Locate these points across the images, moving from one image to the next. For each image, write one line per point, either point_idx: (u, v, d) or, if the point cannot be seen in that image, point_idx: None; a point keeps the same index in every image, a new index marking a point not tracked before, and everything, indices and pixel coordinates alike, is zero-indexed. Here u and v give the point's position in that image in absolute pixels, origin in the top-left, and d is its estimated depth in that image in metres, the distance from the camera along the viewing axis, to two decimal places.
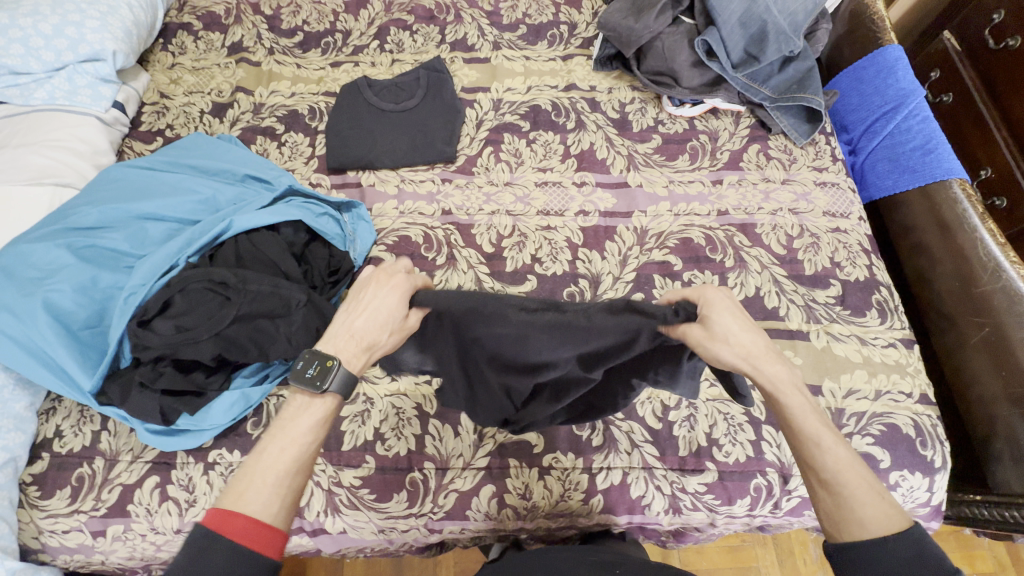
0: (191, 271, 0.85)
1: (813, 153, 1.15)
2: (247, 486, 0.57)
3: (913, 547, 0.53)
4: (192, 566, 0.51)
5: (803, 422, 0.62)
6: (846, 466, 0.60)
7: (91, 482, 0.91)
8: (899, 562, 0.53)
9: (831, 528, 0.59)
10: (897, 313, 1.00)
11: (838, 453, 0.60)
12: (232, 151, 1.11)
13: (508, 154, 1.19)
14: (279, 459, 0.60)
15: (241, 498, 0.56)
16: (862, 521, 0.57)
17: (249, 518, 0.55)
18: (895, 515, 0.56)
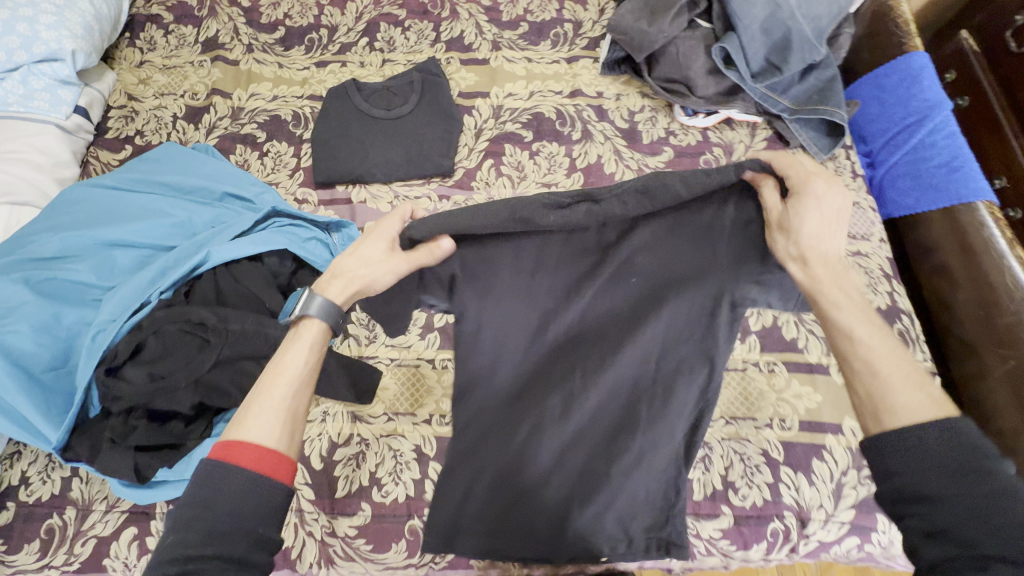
0: (164, 312, 0.77)
1: (833, 169, 1.09)
2: (245, 419, 0.62)
3: (944, 432, 0.51)
4: (204, 492, 0.55)
5: (845, 319, 0.63)
6: (880, 356, 0.60)
7: (62, 535, 0.84)
8: (929, 450, 0.51)
9: (867, 420, 0.58)
10: (919, 343, 0.95)
11: (878, 347, 0.60)
12: (207, 165, 1.02)
13: (510, 167, 1.11)
14: (272, 385, 0.64)
15: (241, 429, 0.60)
16: (893, 410, 0.56)
17: (252, 446, 0.59)
18: (932, 403, 0.54)
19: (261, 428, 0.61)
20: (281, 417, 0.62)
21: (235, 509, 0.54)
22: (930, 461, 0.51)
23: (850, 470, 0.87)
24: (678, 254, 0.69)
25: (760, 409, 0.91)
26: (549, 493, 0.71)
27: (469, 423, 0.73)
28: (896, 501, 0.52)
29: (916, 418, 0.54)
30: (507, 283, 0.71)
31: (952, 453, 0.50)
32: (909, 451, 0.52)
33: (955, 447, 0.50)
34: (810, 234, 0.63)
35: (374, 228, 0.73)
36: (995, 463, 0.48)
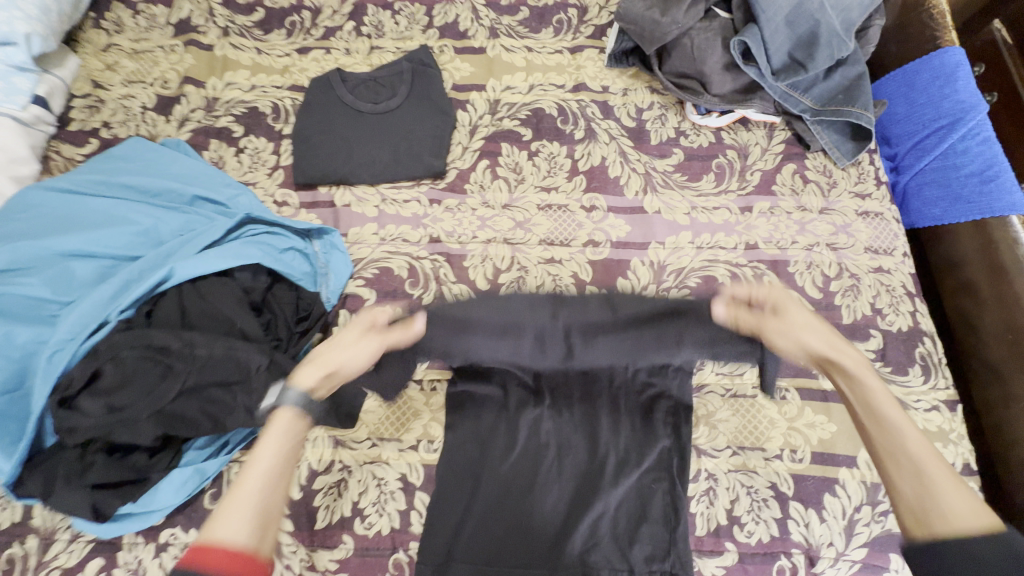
0: (123, 335, 0.71)
1: (855, 176, 1.01)
2: (215, 515, 0.55)
3: (1004, 548, 0.49)
4: None
5: (886, 411, 0.62)
6: (921, 450, 0.58)
7: (23, 566, 0.79)
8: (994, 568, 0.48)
9: (908, 524, 0.55)
10: (941, 369, 0.89)
11: (910, 434, 0.60)
12: (176, 164, 0.94)
13: (506, 169, 1.02)
14: (247, 480, 0.58)
15: (215, 529, 0.53)
16: (947, 512, 0.53)
17: (223, 549, 0.52)
18: (980, 512, 0.52)
19: (229, 526, 0.54)
20: (253, 512, 0.56)
21: None
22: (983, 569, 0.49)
23: (864, 506, 0.82)
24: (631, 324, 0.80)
25: (770, 439, 0.85)
26: (546, 510, 0.78)
27: (468, 445, 0.83)
28: None
29: (965, 527, 0.52)
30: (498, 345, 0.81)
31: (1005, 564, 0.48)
32: (969, 565, 0.49)
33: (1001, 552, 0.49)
34: (792, 330, 0.71)
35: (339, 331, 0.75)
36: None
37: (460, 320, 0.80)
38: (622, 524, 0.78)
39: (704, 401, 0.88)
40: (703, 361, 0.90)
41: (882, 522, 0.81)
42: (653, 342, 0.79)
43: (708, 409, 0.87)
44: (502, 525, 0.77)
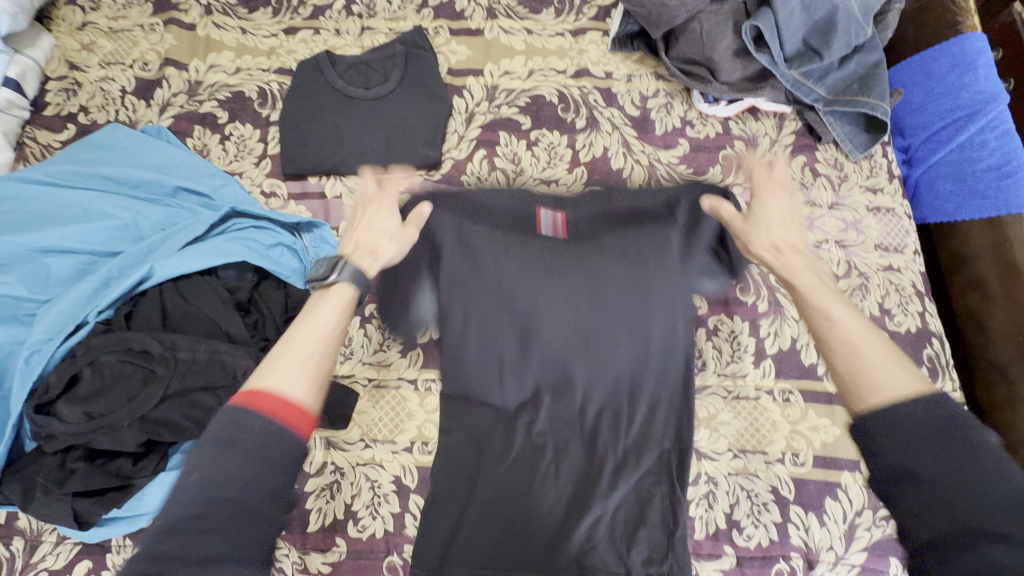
0: (100, 338, 0.68)
1: (866, 169, 0.97)
2: (272, 368, 0.57)
3: (923, 404, 0.48)
4: (221, 441, 0.49)
5: (822, 304, 0.63)
6: (856, 335, 0.58)
7: (9, 568, 0.77)
8: (922, 430, 0.47)
9: (848, 397, 0.54)
10: (949, 371, 0.87)
11: (841, 322, 0.60)
12: (157, 153, 0.89)
13: (504, 159, 0.98)
14: (304, 342, 0.60)
15: (270, 377, 0.56)
16: (876, 381, 0.53)
17: (277, 396, 0.53)
18: (915, 379, 0.51)
19: (286, 379, 0.56)
20: (306, 370, 0.58)
21: (261, 453, 0.49)
22: (911, 429, 0.47)
23: (865, 510, 0.80)
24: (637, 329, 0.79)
25: (772, 442, 0.83)
26: (545, 505, 0.75)
27: (463, 438, 0.79)
28: (885, 479, 0.48)
29: (893, 394, 0.51)
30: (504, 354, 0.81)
31: (930, 420, 0.47)
32: (897, 426, 0.48)
33: (931, 415, 0.47)
34: (761, 233, 0.73)
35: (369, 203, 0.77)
36: (976, 435, 0.45)
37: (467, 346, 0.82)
38: (625, 518, 0.73)
39: (707, 403, 0.85)
40: (705, 362, 0.87)
41: (883, 527, 0.80)
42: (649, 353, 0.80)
43: (710, 411, 0.85)
44: (495, 526, 0.74)
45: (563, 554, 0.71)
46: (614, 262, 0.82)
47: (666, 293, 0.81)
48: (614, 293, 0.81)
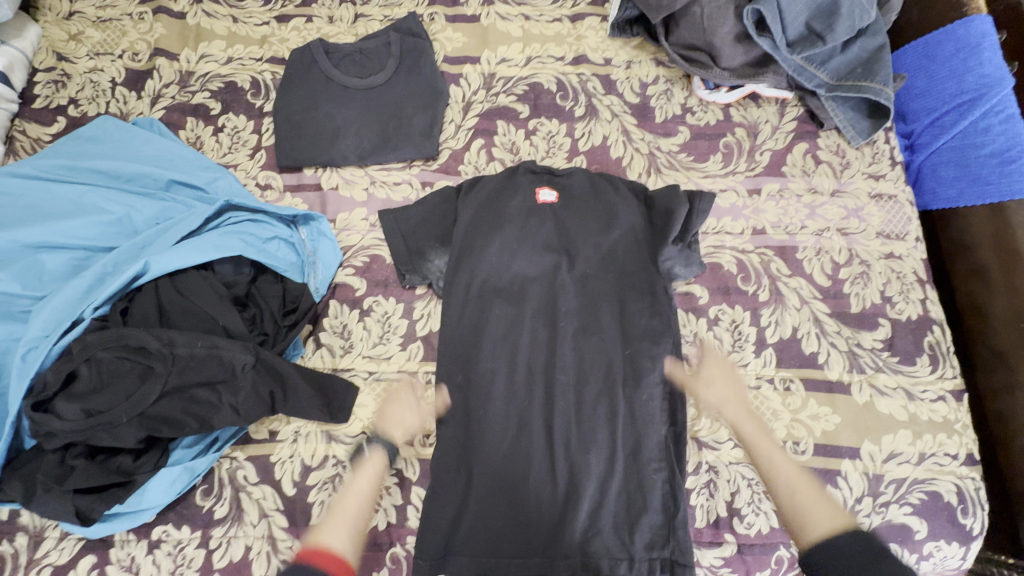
0: (97, 335, 0.67)
1: (868, 156, 0.96)
2: (323, 531, 0.69)
3: (852, 539, 0.60)
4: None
5: (767, 454, 0.77)
6: (792, 478, 0.74)
7: (13, 564, 0.78)
8: (849, 556, 0.58)
9: (796, 531, 0.67)
10: (950, 358, 0.87)
11: (787, 471, 0.75)
12: (149, 146, 0.88)
13: (502, 149, 0.97)
14: (348, 507, 0.73)
15: (321, 537, 0.67)
16: (812, 524, 0.65)
17: (331, 554, 0.64)
18: (841, 518, 0.64)
19: (333, 538, 0.67)
20: (348, 532, 0.69)
21: None
22: (848, 558, 0.58)
23: (866, 497, 0.81)
24: (626, 320, 0.86)
25: (772, 431, 0.83)
26: (544, 494, 0.79)
27: (457, 434, 0.82)
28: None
29: (829, 529, 0.63)
30: (500, 344, 0.85)
31: (860, 555, 0.58)
32: (838, 555, 0.59)
33: (860, 556, 0.58)
34: (717, 397, 0.82)
35: (395, 392, 0.83)
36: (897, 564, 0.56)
37: (463, 338, 0.86)
38: (618, 502, 0.79)
39: (707, 393, 0.85)
40: (706, 352, 0.87)
41: (882, 513, 0.80)
42: (636, 341, 0.85)
43: (710, 401, 0.85)
44: (499, 512, 0.78)
45: (564, 537, 0.77)
46: (591, 256, 0.89)
47: (642, 282, 0.87)
48: (595, 285, 0.88)
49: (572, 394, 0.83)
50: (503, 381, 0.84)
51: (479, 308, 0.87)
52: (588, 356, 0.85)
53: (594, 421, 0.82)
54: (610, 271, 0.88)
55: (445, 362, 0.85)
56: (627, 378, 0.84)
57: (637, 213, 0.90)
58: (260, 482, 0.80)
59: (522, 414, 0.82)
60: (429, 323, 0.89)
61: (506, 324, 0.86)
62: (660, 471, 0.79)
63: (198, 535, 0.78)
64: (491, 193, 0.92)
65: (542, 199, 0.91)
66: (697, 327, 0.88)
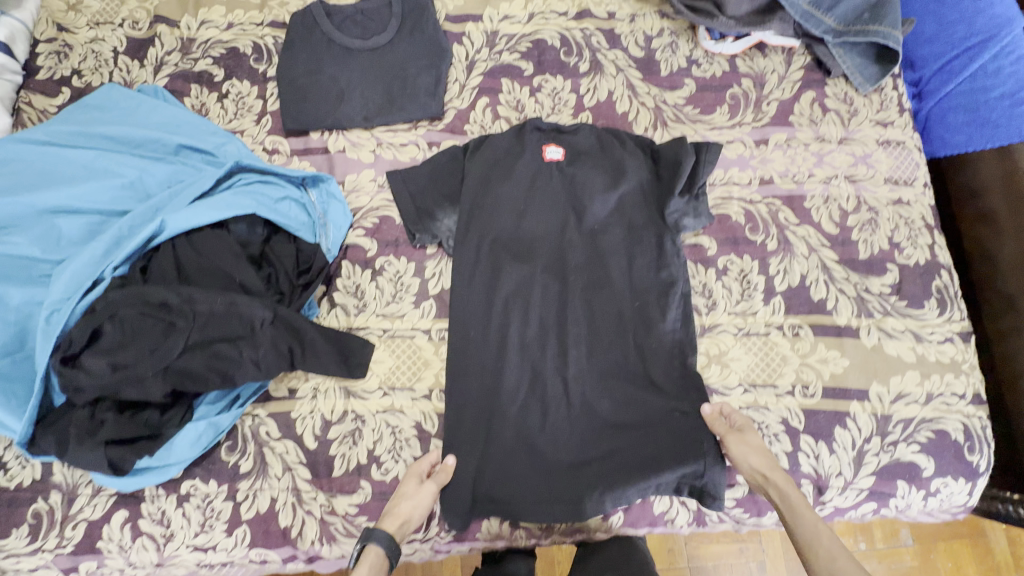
0: (120, 292, 0.68)
1: (876, 103, 0.95)
2: None
3: None
4: None
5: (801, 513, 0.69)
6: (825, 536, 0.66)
7: (51, 519, 0.81)
8: None
9: None
10: (958, 302, 0.87)
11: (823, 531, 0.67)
12: (157, 113, 0.88)
13: (508, 107, 0.97)
14: None
15: None
16: None
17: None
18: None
19: None
20: None
21: None
22: None
23: (874, 437, 0.82)
24: (638, 277, 0.87)
25: (782, 376, 0.85)
26: (559, 442, 0.82)
27: (472, 386, 0.83)
28: None
29: None
30: (513, 299, 0.86)
31: None
32: None
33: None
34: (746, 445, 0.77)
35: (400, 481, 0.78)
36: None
37: (477, 294, 0.87)
38: (631, 447, 0.82)
39: (716, 341, 0.86)
40: (715, 301, 0.88)
41: (890, 452, 0.82)
42: (646, 295, 0.87)
43: (720, 349, 0.86)
44: (517, 461, 0.81)
45: (580, 484, 0.80)
46: (599, 211, 0.89)
47: (650, 236, 0.88)
48: (604, 239, 0.88)
49: (587, 348, 0.85)
50: (518, 335, 0.85)
51: (489, 264, 0.88)
52: (601, 311, 0.86)
53: (606, 370, 0.84)
54: (618, 225, 0.89)
55: (459, 319, 0.86)
56: (637, 328, 0.85)
57: (644, 168, 0.90)
58: (282, 437, 0.83)
59: (536, 365, 0.84)
60: (441, 281, 0.90)
61: (517, 280, 0.87)
62: (671, 416, 0.82)
63: (225, 489, 0.81)
64: (497, 152, 0.92)
65: (549, 156, 0.91)
66: (706, 278, 0.89)
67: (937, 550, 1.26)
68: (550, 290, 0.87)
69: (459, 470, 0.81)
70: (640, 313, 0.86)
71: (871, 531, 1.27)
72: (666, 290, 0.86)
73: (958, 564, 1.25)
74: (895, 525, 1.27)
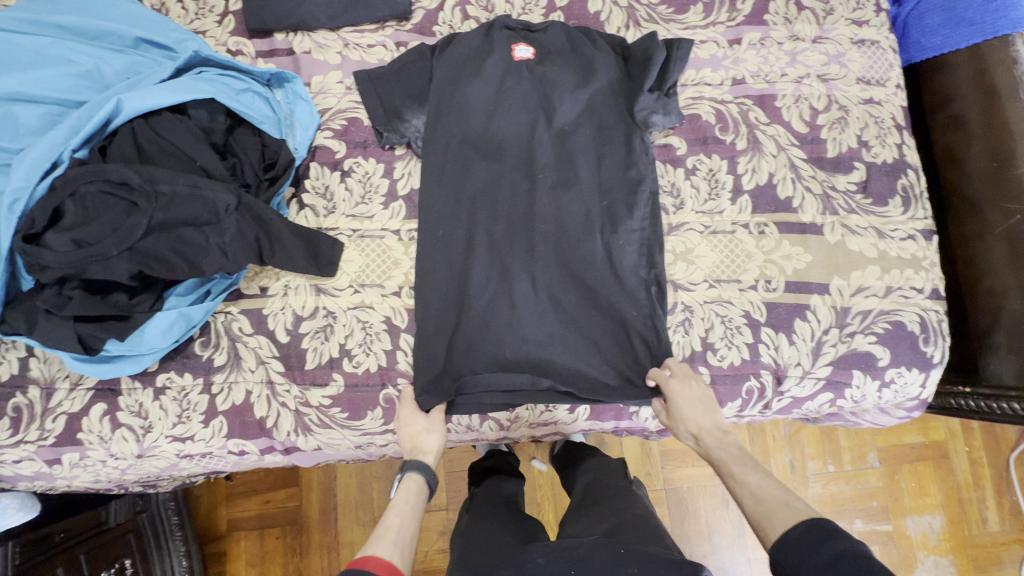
0: (78, 170, 0.69)
1: (853, 2, 0.94)
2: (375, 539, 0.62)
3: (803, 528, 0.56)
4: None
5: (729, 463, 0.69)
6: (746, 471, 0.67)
7: (31, 413, 0.83)
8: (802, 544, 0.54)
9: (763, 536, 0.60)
10: (922, 200, 0.88)
11: (751, 479, 0.65)
12: (112, 5, 0.85)
13: (477, 7, 0.94)
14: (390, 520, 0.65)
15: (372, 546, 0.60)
16: (772, 520, 0.59)
17: (377, 558, 0.58)
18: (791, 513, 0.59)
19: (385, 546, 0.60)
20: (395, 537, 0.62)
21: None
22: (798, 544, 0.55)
23: (833, 328, 0.85)
24: (607, 177, 0.86)
25: (746, 271, 0.86)
26: (527, 336, 0.82)
27: (441, 284, 0.84)
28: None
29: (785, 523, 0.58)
30: (481, 199, 0.86)
31: (811, 534, 0.55)
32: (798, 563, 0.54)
33: (811, 533, 0.55)
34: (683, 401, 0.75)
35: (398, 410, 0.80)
36: (844, 543, 0.52)
37: (445, 194, 0.86)
38: (597, 340, 0.83)
39: (683, 239, 0.87)
40: (683, 201, 0.89)
41: (848, 342, 0.85)
42: (615, 193, 0.86)
43: (686, 246, 0.87)
44: (484, 354, 0.82)
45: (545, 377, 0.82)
46: (568, 111, 0.88)
47: (619, 135, 0.87)
48: (574, 139, 0.87)
49: (554, 247, 0.85)
50: (484, 234, 0.85)
51: (459, 166, 0.87)
52: (570, 209, 0.85)
53: (575, 268, 0.84)
54: (588, 125, 0.88)
55: (428, 219, 0.85)
56: (605, 225, 0.85)
57: (614, 66, 0.89)
58: (254, 332, 0.84)
59: (506, 263, 0.84)
60: (410, 182, 0.89)
61: (487, 181, 0.86)
62: (637, 308, 0.83)
63: (200, 382, 0.83)
64: (465, 51, 0.89)
65: (518, 55, 0.89)
66: (674, 177, 0.89)
67: (901, 471, 1.31)
68: (519, 192, 0.86)
69: (428, 365, 0.82)
70: (608, 212, 0.85)
71: (839, 454, 1.31)
72: (635, 187, 0.86)
73: (920, 484, 1.30)
74: (863, 448, 1.32)
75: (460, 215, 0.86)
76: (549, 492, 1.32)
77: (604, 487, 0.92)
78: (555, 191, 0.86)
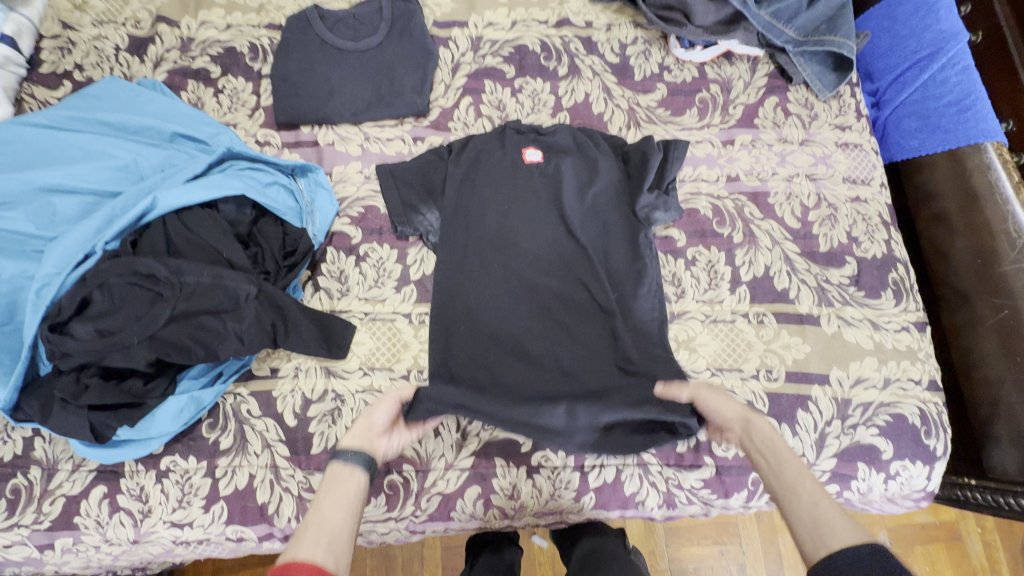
0: (109, 263, 0.73)
1: (835, 108, 1.02)
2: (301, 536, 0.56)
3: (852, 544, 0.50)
4: None
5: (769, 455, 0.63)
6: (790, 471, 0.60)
7: (29, 494, 0.82)
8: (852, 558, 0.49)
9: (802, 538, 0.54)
10: (913, 293, 0.92)
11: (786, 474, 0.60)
12: (153, 102, 0.92)
13: (490, 106, 1.02)
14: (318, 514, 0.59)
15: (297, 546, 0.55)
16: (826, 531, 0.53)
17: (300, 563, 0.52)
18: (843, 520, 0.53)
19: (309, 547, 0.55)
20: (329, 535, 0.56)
21: None
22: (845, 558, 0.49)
23: (835, 420, 0.86)
24: (613, 269, 0.90)
25: (747, 360, 0.88)
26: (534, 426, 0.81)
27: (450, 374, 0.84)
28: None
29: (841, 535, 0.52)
30: (492, 289, 0.88)
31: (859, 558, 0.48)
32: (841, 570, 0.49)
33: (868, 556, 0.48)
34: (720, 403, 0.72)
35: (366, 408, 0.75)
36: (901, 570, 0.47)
37: (457, 284, 0.89)
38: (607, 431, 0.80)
39: (685, 327, 0.90)
40: (684, 289, 0.92)
41: (850, 434, 0.85)
42: (621, 285, 0.89)
43: (688, 334, 0.90)
44: None
45: None
46: (575, 207, 0.93)
47: (623, 231, 0.92)
48: (582, 233, 0.91)
49: (563, 336, 0.86)
50: (494, 323, 0.86)
51: (472, 255, 0.90)
52: (578, 300, 0.88)
53: (586, 357, 0.84)
54: (594, 221, 0.92)
55: (441, 307, 0.88)
56: (614, 312, 0.86)
57: (616, 168, 0.95)
58: (262, 415, 0.85)
59: (517, 351, 0.85)
60: (423, 267, 0.93)
61: (497, 270, 0.89)
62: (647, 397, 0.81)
63: (204, 466, 0.82)
64: (480, 153, 0.96)
65: (529, 157, 0.95)
66: (676, 267, 0.93)
67: (913, 554, 1.27)
68: (530, 282, 0.89)
69: None
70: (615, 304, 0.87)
71: None
72: (641, 279, 0.89)
73: (934, 568, 1.26)
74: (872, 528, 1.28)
75: (471, 303, 0.87)
76: (549, 570, 1.27)
77: (604, 557, 0.89)
78: (563, 283, 0.89)
